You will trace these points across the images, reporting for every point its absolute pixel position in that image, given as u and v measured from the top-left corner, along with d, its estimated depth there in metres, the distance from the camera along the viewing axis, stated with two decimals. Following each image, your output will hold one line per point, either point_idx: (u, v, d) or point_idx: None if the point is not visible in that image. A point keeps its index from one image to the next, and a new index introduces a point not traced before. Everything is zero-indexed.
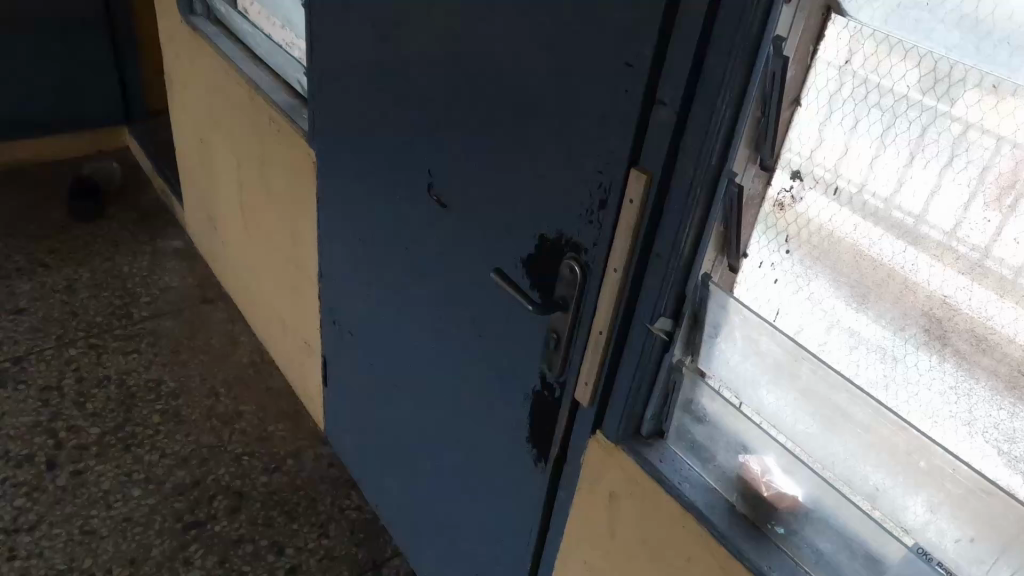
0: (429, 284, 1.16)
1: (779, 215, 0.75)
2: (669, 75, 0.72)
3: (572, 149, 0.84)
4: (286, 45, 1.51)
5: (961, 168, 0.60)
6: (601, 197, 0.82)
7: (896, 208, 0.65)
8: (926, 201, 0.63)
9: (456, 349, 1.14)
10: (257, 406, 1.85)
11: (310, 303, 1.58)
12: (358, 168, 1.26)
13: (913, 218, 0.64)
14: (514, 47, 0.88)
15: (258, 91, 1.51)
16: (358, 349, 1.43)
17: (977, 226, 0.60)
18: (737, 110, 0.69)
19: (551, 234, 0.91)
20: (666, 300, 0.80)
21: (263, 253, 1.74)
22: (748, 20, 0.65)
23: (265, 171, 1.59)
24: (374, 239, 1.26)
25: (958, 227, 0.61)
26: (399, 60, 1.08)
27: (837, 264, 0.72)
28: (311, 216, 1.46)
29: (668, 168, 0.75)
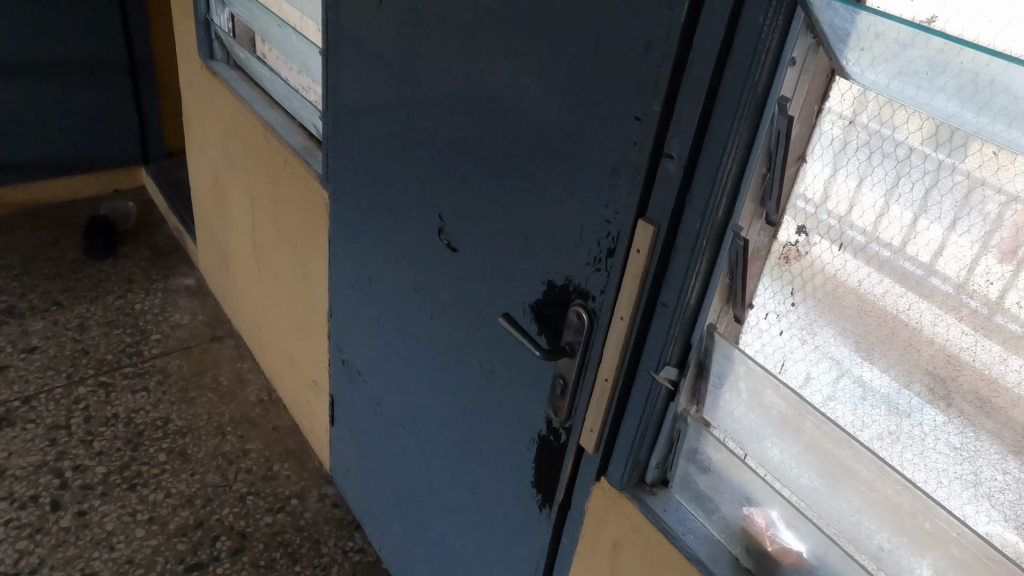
0: (437, 328, 1.17)
1: (784, 268, 0.76)
2: (677, 129, 0.74)
3: (580, 198, 0.86)
4: (302, 89, 1.54)
5: (963, 227, 0.61)
6: (609, 246, 0.84)
7: (896, 261, 0.66)
8: (928, 259, 0.64)
9: (463, 393, 1.15)
10: (263, 444, 1.85)
11: (318, 342, 1.59)
12: (370, 210, 1.27)
13: (913, 273, 0.65)
14: (526, 98, 0.90)
15: (274, 134, 1.54)
16: (365, 390, 1.44)
17: (979, 284, 0.61)
18: (743, 165, 0.71)
19: (558, 281, 0.92)
20: (672, 349, 0.81)
21: (274, 293, 1.76)
22: (755, 79, 0.66)
23: (277, 210, 1.61)
24: (385, 282, 1.28)
25: (959, 283, 0.63)
26: (414, 107, 1.10)
27: (842, 320, 0.73)
28: (322, 256, 1.48)
29: (675, 219, 0.77)
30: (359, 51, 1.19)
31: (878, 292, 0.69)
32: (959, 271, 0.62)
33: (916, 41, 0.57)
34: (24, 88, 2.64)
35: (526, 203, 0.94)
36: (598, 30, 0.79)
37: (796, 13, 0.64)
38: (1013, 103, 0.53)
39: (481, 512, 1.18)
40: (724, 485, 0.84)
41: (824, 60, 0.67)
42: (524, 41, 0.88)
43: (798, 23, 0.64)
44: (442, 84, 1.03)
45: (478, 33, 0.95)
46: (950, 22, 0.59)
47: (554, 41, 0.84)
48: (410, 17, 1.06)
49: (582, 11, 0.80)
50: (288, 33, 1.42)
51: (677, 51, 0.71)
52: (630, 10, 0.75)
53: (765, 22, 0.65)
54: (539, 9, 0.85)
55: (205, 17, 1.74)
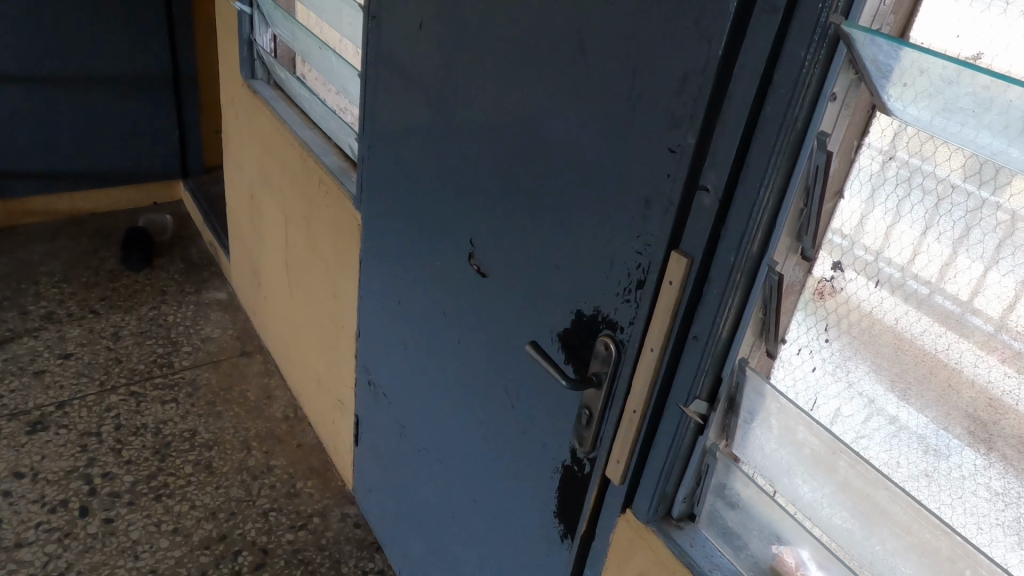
0: (464, 350, 1.17)
1: (818, 304, 0.75)
2: (713, 161, 0.73)
3: (612, 227, 0.85)
4: (340, 110, 1.57)
5: (1004, 266, 0.60)
6: (639, 277, 0.83)
7: (933, 298, 0.65)
8: (967, 296, 0.63)
9: (488, 418, 1.14)
10: (288, 461, 1.85)
11: (346, 361, 1.59)
12: (403, 231, 1.28)
13: (952, 310, 0.64)
14: (562, 125, 0.90)
15: (310, 154, 1.56)
16: (391, 410, 1.43)
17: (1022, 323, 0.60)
18: (779, 200, 0.70)
19: (587, 310, 0.91)
20: (702, 382, 0.80)
21: (304, 310, 1.77)
22: (794, 113, 0.66)
23: (311, 228, 1.62)
24: (415, 304, 1.28)
25: (999, 322, 0.61)
26: (451, 130, 1.10)
27: (877, 359, 0.71)
28: (354, 276, 1.48)
29: (709, 252, 0.76)
30: (398, 75, 1.20)
31: (916, 331, 0.67)
32: (999, 310, 0.61)
33: (962, 79, 0.56)
34: (70, 100, 2.71)
35: (558, 231, 0.93)
36: (637, 61, 0.79)
37: (837, 48, 0.63)
38: None
39: (502, 538, 1.17)
40: (752, 522, 0.82)
41: (864, 95, 0.66)
42: (563, 69, 0.89)
43: (840, 58, 0.63)
44: (479, 108, 1.03)
45: (516, 59, 0.95)
46: (996, 60, 0.59)
47: (592, 71, 0.85)
48: (451, 43, 1.07)
49: (621, 42, 0.80)
50: (328, 55, 1.43)
51: (716, 83, 0.71)
52: (669, 42, 0.75)
53: (806, 57, 0.64)
54: (578, 38, 0.86)
55: (247, 37, 1.77)
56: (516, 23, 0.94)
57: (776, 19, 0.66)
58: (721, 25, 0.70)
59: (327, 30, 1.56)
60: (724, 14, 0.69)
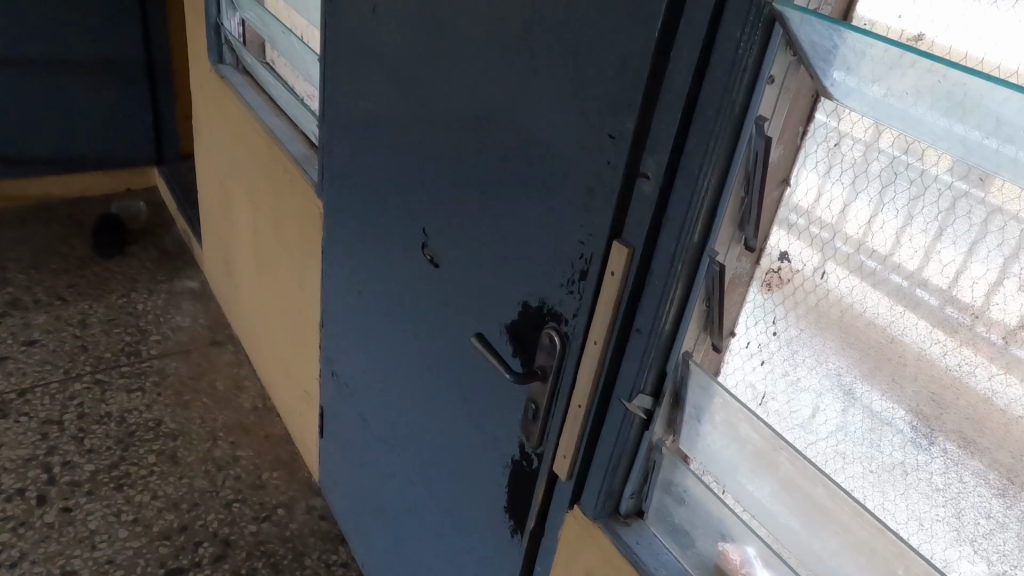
0: (419, 340, 1.14)
1: (767, 296, 0.74)
2: (653, 146, 0.71)
3: (559, 214, 0.82)
4: (305, 98, 1.54)
5: (953, 238, 0.58)
6: (582, 268, 0.80)
7: (905, 287, 0.62)
8: (945, 283, 0.59)
9: (443, 410, 1.12)
10: (254, 452, 1.82)
11: (309, 351, 1.56)
12: (360, 219, 1.25)
13: (932, 304, 0.60)
14: (510, 109, 0.87)
15: (273, 140, 1.52)
16: (352, 401, 1.41)
17: (972, 293, 0.58)
18: (720, 187, 0.68)
19: (534, 301, 0.87)
20: (646, 377, 0.77)
21: (270, 300, 1.74)
22: (732, 97, 0.64)
23: (276, 215, 1.59)
24: (372, 292, 1.26)
25: (948, 293, 0.59)
26: (403, 114, 1.07)
27: (820, 352, 0.70)
28: (315, 264, 1.45)
29: (651, 242, 0.73)
30: (353, 58, 1.18)
31: (862, 323, 0.66)
32: (981, 296, 0.57)
33: (901, 63, 0.53)
34: (43, 84, 2.68)
35: (506, 219, 0.91)
36: (577, 44, 0.76)
37: (774, 29, 0.61)
38: (1000, 126, 0.49)
39: (457, 532, 1.14)
40: (700, 519, 0.80)
41: (805, 79, 0.64)
42: (510, 51, 0.86)
43: (777, 39, 0.61)
44: (430, 91, 1.01)
45: (464, 42, 0.93)
46: (937, 40, 0.57)
47: (535, 55, 0.82)
48: (400, 25, 1.04)
49: (563, 24, 0.78)
50: (291, 39, 1.41)
51: (656, 63, 0.68)
52: (608, 25, 0.72)
53: (741, 37, 0.62)
54: (522, 21, 0.83)
55: (215, 21, 1.74)
56: (462, 5, 0.92)
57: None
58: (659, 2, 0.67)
59: (291, 15, 1.54)
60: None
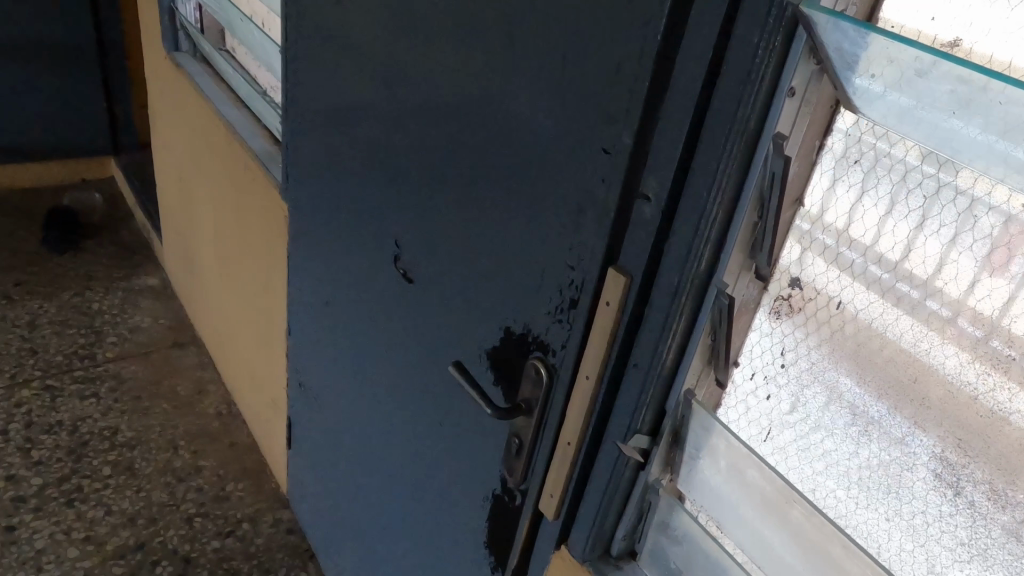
0: (392, 359, 1.06)
1: (774, 324, 0.67)
2: (652, 165, 0.62)
3: (544, 236, 0.74)
4: (267, 91, 1.43)
5: (1000, 266, 0.50)
6: (571, 296, 0.70)
7: (946, 320, 0.54)
8: (988, 315, 0.51)
9: (418, 434, 1.03)
10: (218, 461, 1.74)
11: (275, 360, 1.47)
12: (328, 227, 1.16)
13: (973, 334, 0.52)
14: (490, 118, 0.78)
15: (234, 135, 1.42)
16: (321, 416, 1.32)
17: (1018, 329, 0.50)
18: (730, 211, 0.60)
19: (518, 326, 0.79)
20: (643, 415, 0.70)
21: (234, 303, 1.64)
22: (746, 111, 0.56)
23: (239, 214, 1.49)
24: (341, 305, 1.17)
25: (986, 326, 0.52)
26: (374, 117, 0.98)
27: (832, 385, 0.63)
28: (280, 269, 1.36)
29: (651, 269, 0.64)
30: (318, 55, 1.09)
31: (875, 356, 0.59)
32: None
33: (932, 70, 0.46)
34: None
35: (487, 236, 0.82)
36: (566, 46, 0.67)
37: (796, 35, 0.53)
38: None
39: (433, 563, 1.06)
40: (695, 566, 0.72)
41: (828, 87, 0.56)
42: (489, 53, 0.77)
43: (800, 44, 0.53)
44: (402, 93, 0.92)
45: (439, 42, 0.84)
46: (975, 46, 0.49)
47: (519, 57, 0.73)
48: (369, 18, 0.95)
49: (550, 24, 0.69)
50: (251, 28, 1.31)
51: (657, 73, 0.60)
52: (602, 26, 0.64)
53: (759, 44, 0.54)
54: (504, 19, 0.74)
55: (169, 5, 1.62)
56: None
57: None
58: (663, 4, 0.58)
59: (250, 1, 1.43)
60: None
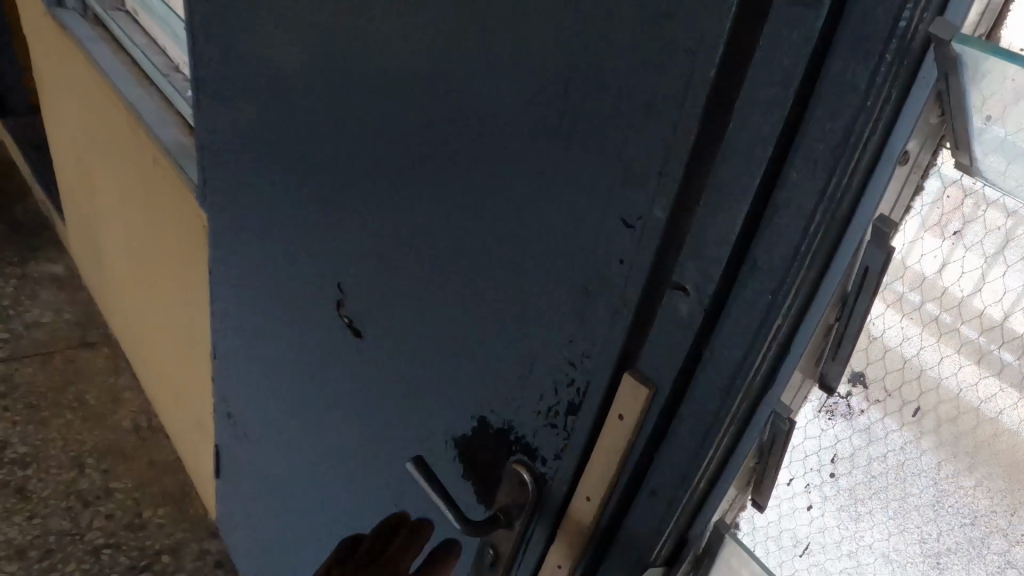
0: (332, 419, 0.89)
1: (826, 423, 0.55)
2: (690, 248, 0.44)
3: (523, 320, 0.55)
4: (169, 72, 1.21)
5: None
6: (573, 399, 0.53)
7: None
8: None
9: (358, 511, 0.87)
10: (133, 482, 1.59)
11: (198, 381, 1.29)
12: (252, 244, 0.97)
13: None
14: (448, 151, 0.59)
15: (139, 121, 1.19)
16: (252, 458, 1.15)
17: None
18: (802, 312, 0.43)
19: (493, 422, 0.61)
20: (660, 549, 0.53)
21: (150, 308, 1.43)
22: (837, 185, 0.38)
23: (150, 212, 1.27)
24: (274, 343, 0.99)
25: None
26: (303, 123, 0.79)
27: (863, 432, 0.54)
28: (200, 281, 1.16)
29: (684, 379, 0.48)
30: (230, 49, 0.88)
31: (924, 408, 0.50)
32: None
33: None
34: None
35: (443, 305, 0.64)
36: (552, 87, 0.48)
37: (917, 79, 0.36)
38: None
39: None
40: None
41: (933, 147, 0.42)
42: (443, 67, 0.57)
43: (916, 101, 0.37)
44: (333, 107, 0.73)
45: (376, 44, 0.64)
46: None
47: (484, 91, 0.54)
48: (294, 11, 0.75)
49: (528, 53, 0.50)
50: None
51: (702, 128, 0.41)
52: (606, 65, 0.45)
53: (867, 86, 0.35)
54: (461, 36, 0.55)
55: None
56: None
57: (812, 29, 0.36)
58: (707, 30, 0.39)
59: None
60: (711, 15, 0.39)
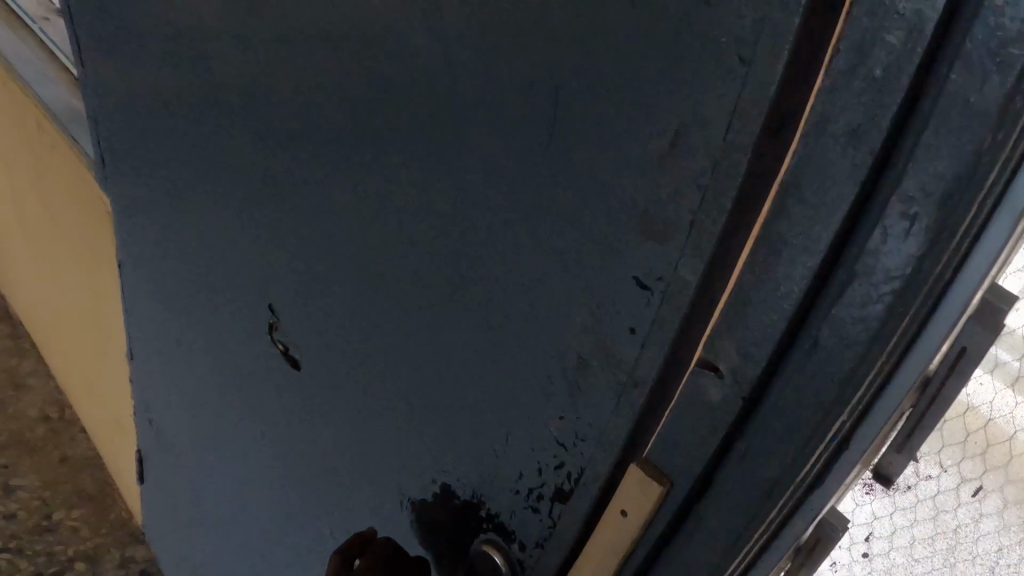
0: (255, 447, 0.78)
1: (866, 504, 0.41)
2: (725, 320, 0.33)
3: (501, 369, 0.44)
4: (39, 20, 1.11)
5: None
6: (563, 483, 0.43)
7: None
8: None
9: (285, 554, 0.77)
10: (41, 479, 1.48)
11: (108, 379, 1.16)
12: (160, 235, 0.83)
13: None
14: (394, 153, 0.47)
15: (12, 74, 1.06)
16: (166, 475, 1.03)
17: None
18: (863, 416, 0.32)
19: (459, 493, 0.51)
20: None
21: (50, 294, 1.28)
22: (924, 266, 0.27)
23: (41, 190, 1.12)
24: (184, 355, 0.88)
25: None
26: (210, 98, 0.65)
27: (908, 511, 0.41)
28: (103, 270, 1.03)
29: (704, 480, 0.37)
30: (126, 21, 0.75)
31: (987, 485, 0.40)
32: None
33: None
34: None
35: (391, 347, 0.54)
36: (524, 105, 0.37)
37: None
38: None
39: None
40: None
41: None
42: (385, 47, 0.44)
43: None
44: (249, 98, 0.61)
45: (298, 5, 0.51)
46: None
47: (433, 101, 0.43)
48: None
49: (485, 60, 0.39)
50: None
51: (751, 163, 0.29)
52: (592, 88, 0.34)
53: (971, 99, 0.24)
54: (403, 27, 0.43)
55: None
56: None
57: (923, 42, 0.24)
58: (767, 29, 0.27)
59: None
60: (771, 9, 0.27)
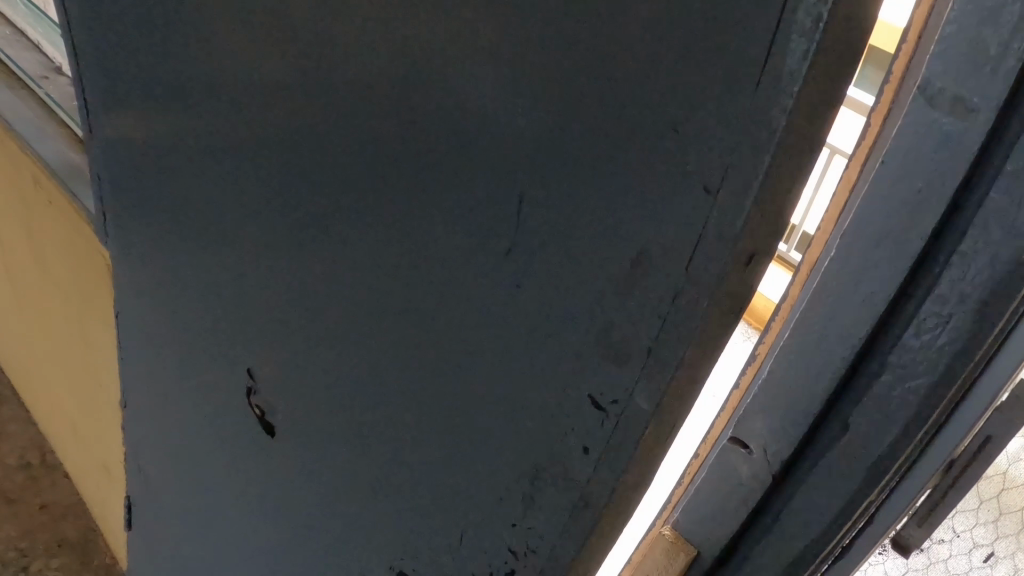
0: (235, 510, 0.77)
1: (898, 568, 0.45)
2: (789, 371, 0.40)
3: (461, 462, 0.44)
4: (39, 79, 1.10)
5: None
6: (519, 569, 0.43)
7: None
8: None
9: None
10: (18, 530, 1.49)
11: (100, 430, 1.15)
12: (139, 288, 0.83)
13: None
14: (362, 237, 0.47)
15: (12, 133, 1.08)
16: (154, 529, 1.02)
17: None
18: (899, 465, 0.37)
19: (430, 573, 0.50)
20: None
21: (40, 343, 1.28)
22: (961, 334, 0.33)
23: (35, 244, 1.14)
24: (167, 411, 0.86)
25: None
26: (186, 161, 0.64)
27: None
28: (102, 323, 1.03)
29: (758, 508, 0.43)
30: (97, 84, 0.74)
31: None
32: None
33: None
34: None
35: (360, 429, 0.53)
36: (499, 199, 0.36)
37: None
38: None
39: None
40: None
41: None
42: (351, 133, 0.45)
43: None
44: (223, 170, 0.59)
45: (264, 81, 0.50)
46: None
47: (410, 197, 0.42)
48: (157, 47, 0.61)
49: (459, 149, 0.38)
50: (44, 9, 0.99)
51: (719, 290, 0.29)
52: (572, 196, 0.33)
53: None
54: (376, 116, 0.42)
55: None
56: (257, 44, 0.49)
57: (964, 161, 0.31)
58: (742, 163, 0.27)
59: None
60: (741, 141, 0.27)
